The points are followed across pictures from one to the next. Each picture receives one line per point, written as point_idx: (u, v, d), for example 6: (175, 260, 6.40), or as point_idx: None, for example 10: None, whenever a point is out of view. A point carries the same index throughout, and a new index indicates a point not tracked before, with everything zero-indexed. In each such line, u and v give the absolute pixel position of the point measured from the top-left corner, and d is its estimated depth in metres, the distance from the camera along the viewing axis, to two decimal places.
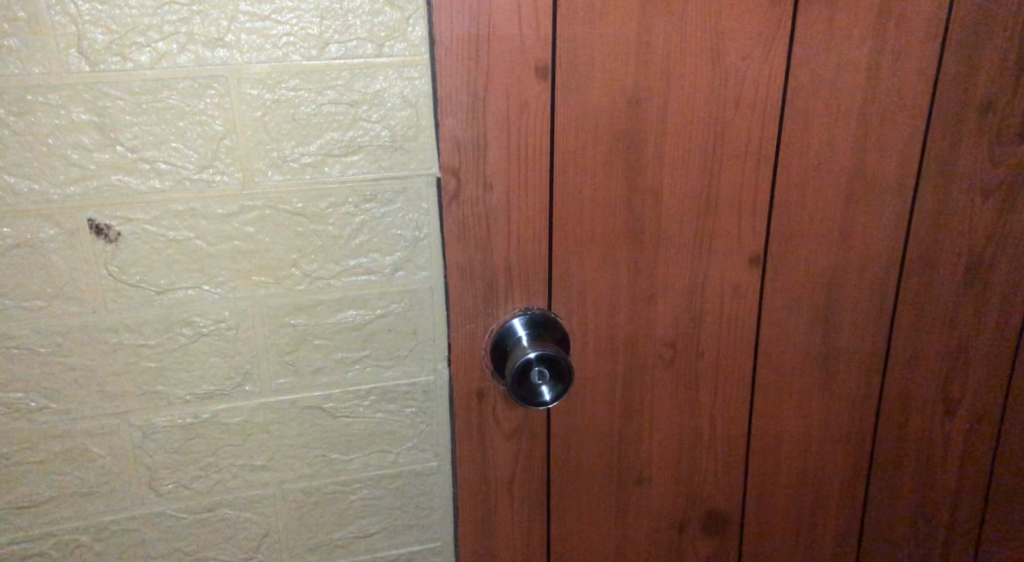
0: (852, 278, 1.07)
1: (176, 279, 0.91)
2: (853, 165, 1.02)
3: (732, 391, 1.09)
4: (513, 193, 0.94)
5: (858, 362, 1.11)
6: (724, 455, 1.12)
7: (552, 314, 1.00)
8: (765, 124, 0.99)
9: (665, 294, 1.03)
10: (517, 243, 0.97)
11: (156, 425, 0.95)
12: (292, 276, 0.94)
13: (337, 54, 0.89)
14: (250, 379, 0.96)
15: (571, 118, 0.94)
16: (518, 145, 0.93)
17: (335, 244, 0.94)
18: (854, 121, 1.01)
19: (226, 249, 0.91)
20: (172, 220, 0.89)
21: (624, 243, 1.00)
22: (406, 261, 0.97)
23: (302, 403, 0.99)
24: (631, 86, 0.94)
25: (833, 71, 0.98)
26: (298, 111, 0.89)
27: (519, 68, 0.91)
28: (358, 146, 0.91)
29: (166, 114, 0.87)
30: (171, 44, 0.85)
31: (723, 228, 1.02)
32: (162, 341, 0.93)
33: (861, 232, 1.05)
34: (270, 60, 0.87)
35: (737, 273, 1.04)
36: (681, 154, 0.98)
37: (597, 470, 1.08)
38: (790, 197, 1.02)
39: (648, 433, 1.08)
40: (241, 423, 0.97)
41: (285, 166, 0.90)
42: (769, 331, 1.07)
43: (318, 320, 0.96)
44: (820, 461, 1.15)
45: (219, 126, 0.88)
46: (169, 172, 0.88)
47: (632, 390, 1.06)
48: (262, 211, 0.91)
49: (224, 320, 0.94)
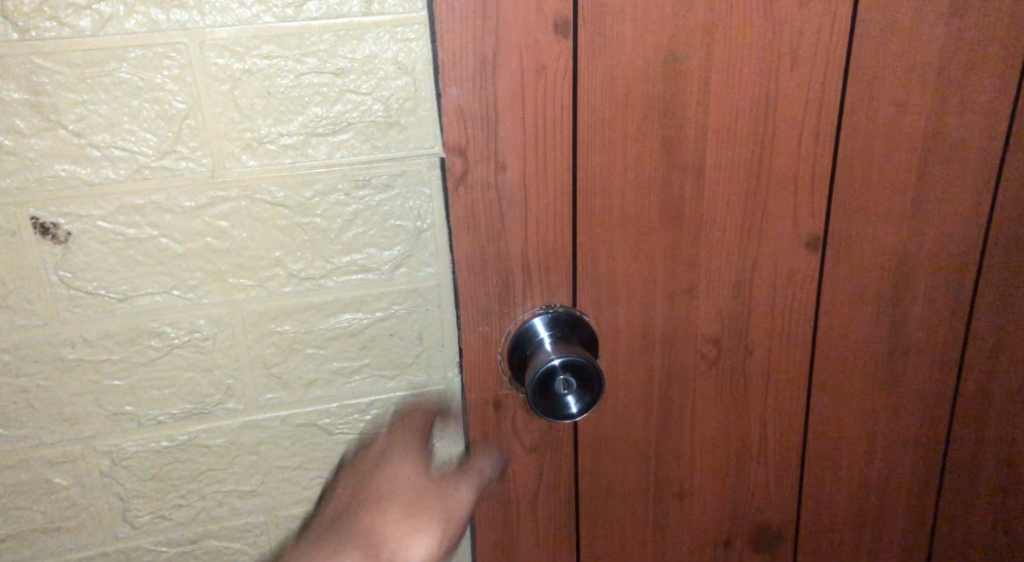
0: (925, 261, 0.92)
1: (139, 284, 0.78)
2: (928, 131, 0.87)
3: (784, 394, 0.96)
4: (530, 174, 0.82)
5: (931, 359, 0.97)
6: (776, 462, 0.99)
7: (578, 312, 0.88)
8: (826, 84, 0.84)
9: (707, 286, 0.90)
10: (537, 231, 0.84)
11: (125, 450, 0.82)
12: (275, 277, 0.81)
13: (318, 13, 0.74)
14: (233, 395, 0.83)
15: (597, 85, 0.80)
16: (537, 115, 0.80)
17: (325, 239, 0.81)
18: (932, 80, 0.86)
19: (197, 248, 0.78)
20: (131, 215, 0.76)
21: (659, 229, 0.87)
22: (408, 256, 0.83)
23: (294, 420, 0.86)
24: (668, 44, 0.80)
25: (907, 22, 0.83)
26: (273, 83, 0.75)
27: (535, 27, 0.77)
28: (348, 123, 0.77)
29: (116, 91, 0.73)
30: (116, 5, 0.71)
31: (775, 205, 0.88)
32: (127, 356, 0.80)
33: (937, 207, 0.90)
34: (238, 22, 0.73)
35: (792, 257, 0.90)
36: (726, 124, 0.84)
37: (631, 485, 0.96)
38: (854, 171, 0.88)
39: (690, 440, 0.96)
40: (225, 444, 0.85)
41: (261, 148, 0.77)
42: (828, 322, 0.94)
43: (309, 326, 0.83)
44: (885, 471, 1.01)
45: (181, 104, 0.74)
46: (125, 159, 0.75)
47: (671, 394, 0.94)
48: (237, 202, 0.78)
49: (199, 330, 0.81)
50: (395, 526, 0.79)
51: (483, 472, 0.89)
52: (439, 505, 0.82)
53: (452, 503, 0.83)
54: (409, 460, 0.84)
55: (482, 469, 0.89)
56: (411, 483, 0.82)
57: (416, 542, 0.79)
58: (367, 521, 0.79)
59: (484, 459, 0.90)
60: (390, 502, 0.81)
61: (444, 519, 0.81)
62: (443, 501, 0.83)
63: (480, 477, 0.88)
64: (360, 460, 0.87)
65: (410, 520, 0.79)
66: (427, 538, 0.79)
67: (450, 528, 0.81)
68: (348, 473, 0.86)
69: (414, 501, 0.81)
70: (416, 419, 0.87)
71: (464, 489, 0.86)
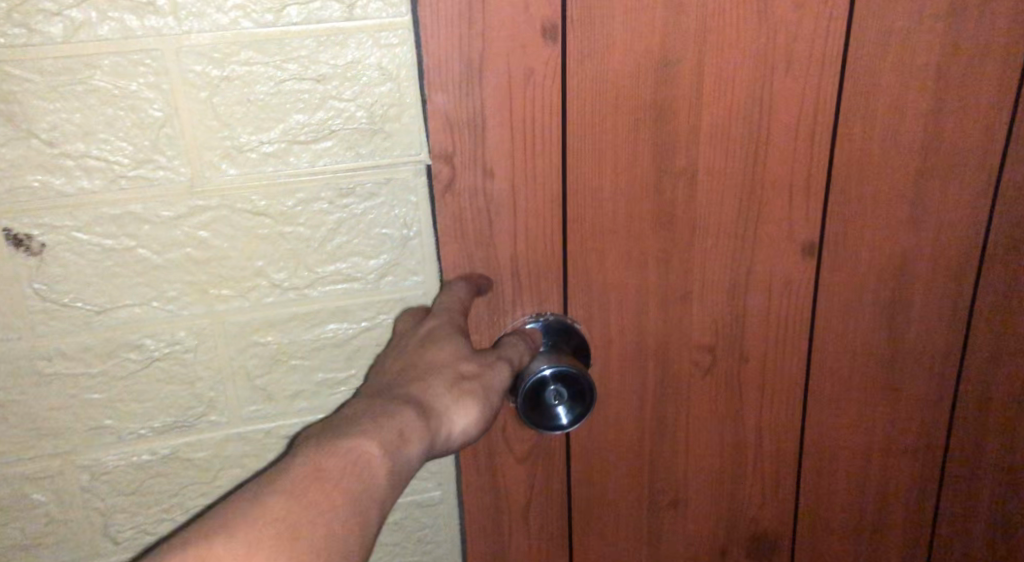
0: (924, 267, 0.90)
1: (117, 296, 0.76)
2: (927, 135, 0.85)
3: (781, 401, 0.94)
4: (519, 180, 0.80)
5: (930, 365, 0.95)
6: (773, 471, 0.97)
7: (569, 320, 0.86)
8: (821, 87, 0.82)
9: (700, 292, 0.88)
10: (526, 238, 0.82)
11: (106, 464, 0.81)
12: (258, 288, 0.79)
13: (299, 18, 0.72)
14: (216, 408, 0.82)
15: (587, 89, 0.78)
16: (525, 120, 0.78)
17: (308, 249, 0.79)
18: (931, 82, 0.84)
19: (176, 258, 0.76)
20: (108, 225, 0.74)
21: (651, 235, 0.85)
22: (394, 265, 0.81)
23: (279, 432, 0.84)
24: (659, 48, 0.78)
25: (905, 23, 0.81)
26: (253, 91, 0.73)
27: (521, 30, 0.75)
28: (331, 130, 0.75)
29: (90, 98, 0.71)
30: (88, 11, 0.69)
31: (770, 211, 0.86)
32: (106, 369, 0.78)
33: (935, 212, 0.88)
34: (216, 28, 0.71)
35: (787, 264, 0.88)
36: (719, 129, 0.82)
37: (624, 494, 0.95)
38: (851, 175, 0.86)
39: (683, 449, 0.94)
40: (208, 458, 0.83)
41: (241, 157, 0.75)
42: (825, 329, 0.92)
43: (294, 336, 0.81)
44: (884, 480, 0.99)
45: (157, 112, 0.72)
46: (100, 169, 0.73)
47: (664, 402, 0.92)
48: (217, 212, 0.76)
49: (179, 342, 0.79)
50: (446, 400, 0.68)
51: (513, 359, 0.79)
52: (481, 381, 0.72)
53: (492, 377, 0.73)
54: (450, 340, 0.73)
55: (516, 357, 0.80)
56: (457, 359, 0.72)
57: (463, 412, 0.68)
58: (419, 388, 0.68)
59: (516, 349, 0.81)
60: (437, 374, 0.70)
61: (487, 391, 0.72)
62: (482, 375, 0.72)
63: (510, 364, 0.78)
64: (397, 344, 0.77)
65: (461, 394, 0.69)
66: (475, 411, 0.69)
67: (490, 396, 0.71)
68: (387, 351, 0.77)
69: (461, 377, 0.71)
70: (454, 294, 0.80)
71: (501, 365, 0.76)
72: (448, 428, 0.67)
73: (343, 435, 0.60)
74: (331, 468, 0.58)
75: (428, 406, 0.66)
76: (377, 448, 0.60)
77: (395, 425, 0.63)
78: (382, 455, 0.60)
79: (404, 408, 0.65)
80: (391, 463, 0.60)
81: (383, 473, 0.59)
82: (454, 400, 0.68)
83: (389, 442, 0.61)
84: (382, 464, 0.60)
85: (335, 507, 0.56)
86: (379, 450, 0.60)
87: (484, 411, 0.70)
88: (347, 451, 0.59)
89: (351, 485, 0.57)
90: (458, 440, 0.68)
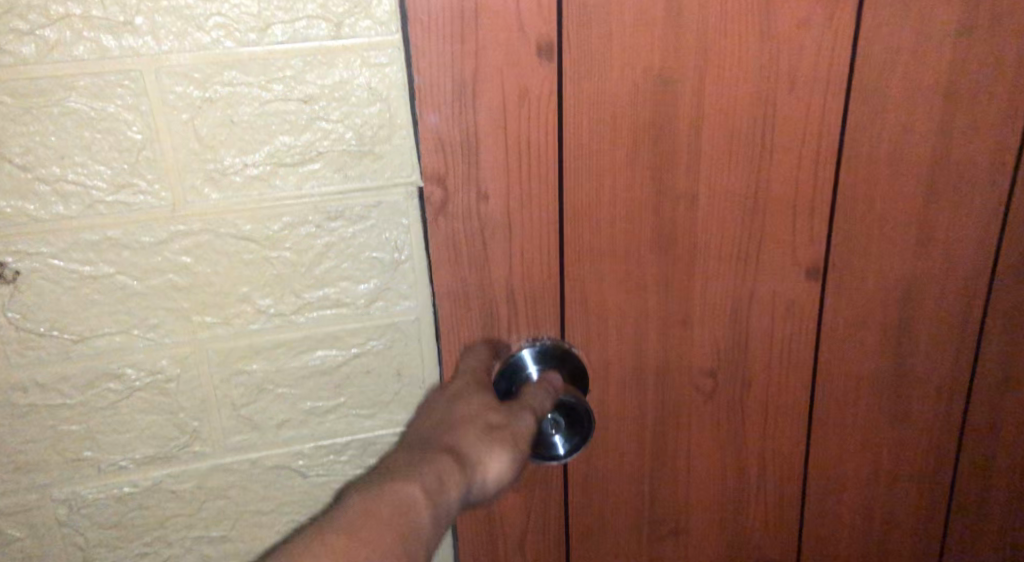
0: (932, 289, 0.88)
1: (95, 324, 0.73)
2: (935, 154, 0.83)
3: (785, 427, 0.91)
4: (513, 202, 0.77)
5: (938, 389, 0.92)
6: (777, 498, 0.94)
7: (566, 345, 0.83)
8: (826, 106, 0.80)
9: (702, 317, 0.85)
10: (521, 262, 0.79)
11: (85, 498, 0.78)
12: (242, 314, 0.76)
13: (284, 38, 0.69)
14: (200, 438, 0.78)
15: (584, 109, 0.76)
16: (520, 141, 0.75)
17: (295, 273, 0.76)
18: (939, 102, 0.81)
19: (157, 285, 0.73)
20: (86, 252, 0.71)
21: (651, 258, 0.82)
22: (385, 289, 0.78)
23: (265, 462, 0.80)
24: (659, 66, 0.76)
25: (913, 41, 0.79)
26: (237, 112, 0.70)
27: (516, 49, 0.73)
28: (318, 152, 0.72)
29: (66, 121, 0.68)
30: (63, 31, 0.66)
31: (773, 233, 0.83)
32: (84, 400, 0.75)
33: (944, 233, 0.86)
34: (197, 48, 0.68)
35: (791, 287, 0.85)
36: (721, 149, 0.79)
37: (623, 522, 0.92)
38: (856, 196, 0.83)
39: (684, 476, 0.91)
40: (192, 490, 0.80)
41: (225, 180, 0.72)
42: (830, 353, 0.89)
43: (280, 364, 0.78)
44: (891, 506, 0.96)
45: (137, 135, 0.70)
46: (77, 194, 0.70)
47: (664, 429, 0.89)
48: (199, 237, 0.73)
49: (161, 371, 0.76)
50: (477, 448, 0.69)
51: (535, 409, 0.76)
52: (511, 429, 0.72)
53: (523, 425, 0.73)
54: (477, 397, 0.74)
55: (534, 405, 0.76)
56: (486, 411, 0.73)
57: (495, 459, 0.69)
58: (451, 438, 0.69)
59: (534, 398, 0.77)
60: (467, 425, 0.71)
61: (517, 439, 0.72)
62: (512, 423, 0.73)
63: (537, 410, 0.76)
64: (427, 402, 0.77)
65: (492, 443, 0.70)
66: (507, 459, 0.70)
67: (520, 442, 0.72)
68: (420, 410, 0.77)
69: (490, 427, 0.71)
70: (470, 361, 0.79)
71: (527, 416, 0.74)
72: (482, 476, 0.68)
73: (386, 481, 0.63)
74: (379, 512, 0.60)
75: (461, 456, 0.68)
76: (420, 490, 0.63)
77: (433, 472, 0.65)
78: (423, 497, 0.63)
79: (439, 457, 0.67)
80: (432, 506, 0.63)
81: (426, 514, 0.62)
82: (486, 447, 0.69)
83: (429, 486, 0.64)
84: (424, 507, 0.62)
85: (384, 546, 0.59)
86: (422, 493, 0.63)
87: (516, 458, 0.71)
88: (392, 495, 0.62)
89: (398, 525, 0.60)
90: (491, 488, 0.69)
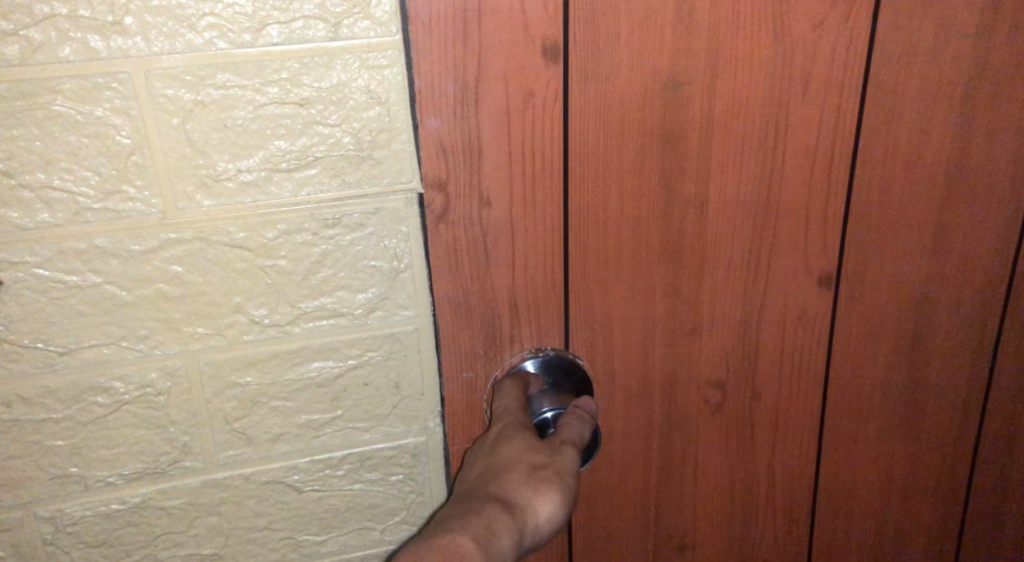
0: (947, 299, 0.85)
1: (82, 336, 0.71)
2: (952, 160, 0.80)
3: (795, 440, 0.89)
4: (518, 209, 0.74)
5: (952, 401, 0.89)
6: (785, 512, 0.91)
7: (571, 356, 0.81)
8: (841, 110, 0.77)
9: (711, 327, 0.82)
10: (525, 270, 0.77)
11: (71, 515, 0.75)
12: (235, 325, 0.73)
13: (280, 39, 0.66)
14: (191, 453, 0.76)
15: (591, 112, 0.73)
16: (524, 146, 0.73)
17: (290, 282, 0.73)
18: (957, 107, 0.78)
19: (147, 295, 0.71)
20: (72, 261, 0.69)
21: (659, 267, 0.79)
22: (384, 299, 0.75)
23: (259, 477, 0.78)
24: (669, 68, 0.73)
25: (931, 42, 0.76)
26: (231, 116, 0.68)
27: (521, 50, 0.70)
28: (315, 158, 0.70)
29: (51, 125, 0.65)
30: (48, 31, 0.64)
31: (784, 241, 0.80)
32: (70, 414, 0.72)
33: (960, 241, 0.83)
34: (189, 49, 0.65)
35: (804, 295, 0.83)
36: (732, 155, 0.77)
37: (627, 536, 0.89)
38: (871, 201, 0.81)
39: (691, 490, 0.89)
40: (183, 506, 0.77)
41: (217, 187, 0.69)
42: (842, 364, 0.86)
43: (275, 376, 0.75)
44: (902, 520, 0.94)
45: (125, 139, 0.67)
46: (63, 201, 0.67)
47: (671, 442, 0.86)
48: (191, 245, 0.70)
49: (151, 384, 0.73)
50: (524, 492, 0.70)
51: (575, 440, 0.74)
52: (555, 465, 0.71)
53: (568, 460, 0.72)
54: (518, 436, 0.73)
55: (573, 437, 0.74)
56: (530, 450, 0.72)
57: (542, 500, 0.70)
58: (497, 485, 0.70)
59: (570, 428, 0.75)
60: (513, 469, 0.71)
61: (564, 475, 0.71)
62: (556, 459, 0.72)
63: (578, 441, 0.74)
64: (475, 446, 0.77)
65: (538, 485, 0.70)
66: (555, 498, 0.70)
67: (568, 477, 0.71)
68: (471, 451, 0.77)
69: (536, 467, 0.71)
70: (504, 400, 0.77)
71: (568, 448, 0.73)
72: (532, 519, 0.69)
73: (436, 535, 0.65)
74: None
75: (507, 503, 0.69)
76: (468, 540, 0.64)
77: (479, 522, 0.66)
78: (472, 546, 0.64)
79: (484, 506, 0.68)
80: (482, 555, 0.64)
81: None
82: (532, 490, 0.70)
83: (478, 537, 0.65)
84: (473, 556, 0.64)
85: None
86: (470, 543, 0.64)
87: (565, 494, 0.71)
88: (442, 547, 0.63)
89: None
90: (546, 528, 0.70)
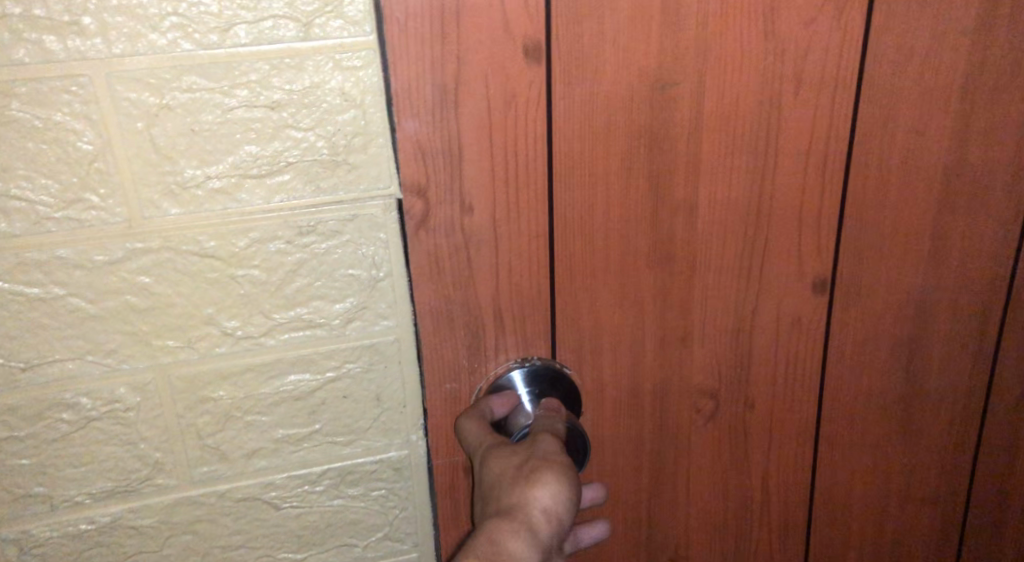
0: (946, 303, 0.82)
1: (46, 350, 0.68)
2: (950, 160, 0.78)
3: (790, 449, 0.86)
4: (500, 214, 0.72)
5: (951, 407, 0.87)
6: (781, 523, 0.89)
7: (558, 365, 0.78)
8: (835, 111, 0.74)
9: (702, 334, 0.80)
10: (509, 278, 0.74)
11: (39, 536, 0.72)
12: (207, 337, 0.70)
13: (249, 40, 0.64)
14: (163, 470, 0.73)
15: (575, 114, 0.70)
16: (506, 148, 0.70)
17: (263, 292, 0.70)
18: (955, 106, 0.76)
19: (113, 307, 0.68)
20: (33, 273, 0.66)
21: (647, 272, 0.76)
22: (362, 309, 0.72)
23: (234, 494, 0.75)
24: (656, 68, 0.70)
25: (928, 40, 0.73)
26: (199, 120, 0.65)
27: (502, 50, 0.67)
28: (287, 163, 0.67)
29: (9, 132, 0.63)
30: (3, 33, 0.61)
31: (777, 244, 0.78)
32: (34, 432, 0.69)
33: (958, 244, 0.81)
34: (153, 51, 0.63)
35: (798, 301, 0.80)
36: (722, 157, 0.74)
37: (618, 549, 0.86)
38: (867, 204, 0.78)
39: (683, 501, 0.86)
40: (155, 525, 0.74)
41: (185, 194, 0.66)
42: (838, 371, 0.84)
43: (249, 390, 0.72)
44: (900, 529, 0.91)
45: (87, 145, 0.64)
46: (22, 210, 0.64)
47: (662, 452, 0.84)
48: (159, 255, 0.67)
49: (119, 400, 0.70)
50: (516, 491, 0.64)
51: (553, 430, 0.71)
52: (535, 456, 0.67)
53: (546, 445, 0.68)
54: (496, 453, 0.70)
55: (548, 429, 0.71)
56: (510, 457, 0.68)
57: (535, 486, 0.64)
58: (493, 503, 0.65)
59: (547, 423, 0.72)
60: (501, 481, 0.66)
61: (548, 457, 0.66)
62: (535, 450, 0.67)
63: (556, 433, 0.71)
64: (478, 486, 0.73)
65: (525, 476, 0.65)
66: (547, 474, 0.64)
67: (551, 456, 0.66)
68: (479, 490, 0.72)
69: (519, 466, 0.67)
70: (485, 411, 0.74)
71: (546, 436, 0.69)
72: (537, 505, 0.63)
73: None
74: None
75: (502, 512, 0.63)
76: None
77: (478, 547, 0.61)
78: None
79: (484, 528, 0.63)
80: None
81: None
82: (522, 485, 0.64)
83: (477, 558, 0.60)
84: None
85: None
86: None
87: (556, 468, 0.65)
88: None
89: None
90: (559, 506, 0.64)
